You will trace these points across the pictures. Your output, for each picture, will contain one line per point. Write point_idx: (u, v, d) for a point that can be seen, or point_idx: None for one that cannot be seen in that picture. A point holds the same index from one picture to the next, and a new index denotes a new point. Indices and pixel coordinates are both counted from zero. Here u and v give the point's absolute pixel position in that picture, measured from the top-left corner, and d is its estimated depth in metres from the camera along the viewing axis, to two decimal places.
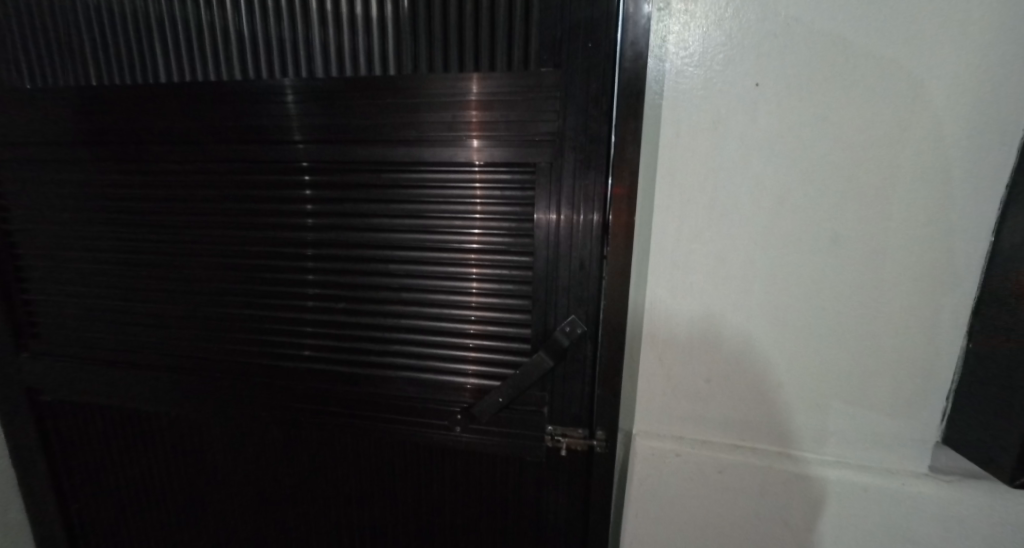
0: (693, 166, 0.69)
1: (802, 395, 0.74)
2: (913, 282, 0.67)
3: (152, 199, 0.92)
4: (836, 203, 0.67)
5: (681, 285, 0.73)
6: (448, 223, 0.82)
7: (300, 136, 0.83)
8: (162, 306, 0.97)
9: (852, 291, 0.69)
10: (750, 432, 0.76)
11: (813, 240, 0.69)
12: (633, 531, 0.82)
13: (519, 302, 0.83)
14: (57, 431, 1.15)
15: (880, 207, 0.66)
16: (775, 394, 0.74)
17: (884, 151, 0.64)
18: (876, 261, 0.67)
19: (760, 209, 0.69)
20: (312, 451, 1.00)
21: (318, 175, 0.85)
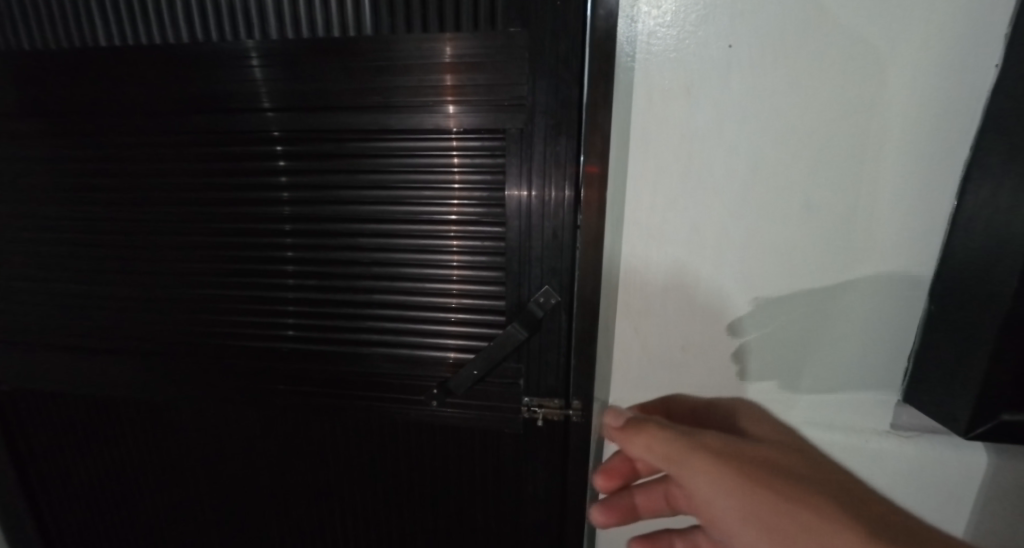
0: (666, 133, 0.67)
1: (774, 362, 0.75)
2: (881, 249, 0.68)
3: (104, 174, 0.88)
4: (808, 171, 0.66)
5: (655, 256, 0.72)
6: (419, 194, 0.79)
7: (269, 102, 0.79)
8: (122, 287, 0.93)
9: (822, 259, 0.69)
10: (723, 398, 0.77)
11: (784, 208, 0.68)
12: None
13: (492, 273, 0.81)
14: (22, 421, 1.12)
15: (851, 174, 0.66)
16: (747, 361, 0.75)
17: (855, 116, 0.63)
18: (846, 228, 0.68)
19: (733, 178, 0.68)
20: (288, 431, 0.99)
21: (289, 145, 0.81)
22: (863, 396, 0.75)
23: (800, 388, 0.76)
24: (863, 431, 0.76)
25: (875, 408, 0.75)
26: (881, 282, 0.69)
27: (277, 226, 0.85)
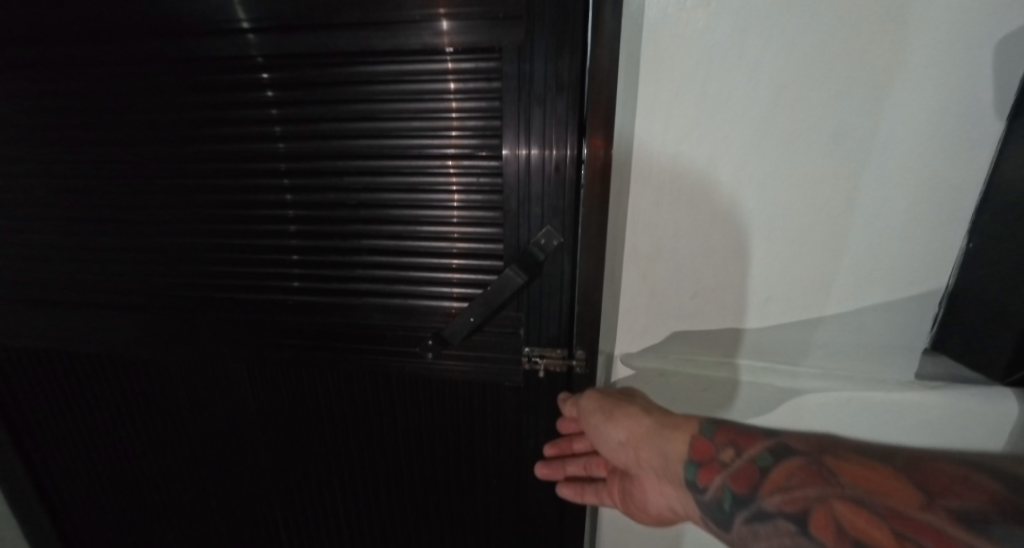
0: (683, 52, 0.60)
1: (791, 309, 0.70)
2: (918, 183, 0.61)
3: (61, 110, 0.80)
4: (839, 95, 0.59)
5: (667, 194, 0.66)
6: (407, 126, 0.71)
7: (247, 21, 0.70)
8: (95, 238, 0.88)
9: (852, 196, 0.63)
10: (733, 345, 0.74)
11: (811, 139, 0.61)
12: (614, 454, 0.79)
13: (489, 213, 0.74)
14: (8, 379, 1.09)
15: (890, 97, 0.58)
16: (762, 308, 0.71)
17: (896, 29, 0.55)
18: (877, 160, 0.61)
19: (755, 105, 0.61)
20: (281, 388, 0.96)
21: (276, 72, 0.72)
22: (887, 345, 0.71)
23: (817, 335, 0.71)
24: (886, 382, 0.72)
25: (899, 358, 0.71)
26: (914, 221, 0.63)
27: (272, 164, 0.77)
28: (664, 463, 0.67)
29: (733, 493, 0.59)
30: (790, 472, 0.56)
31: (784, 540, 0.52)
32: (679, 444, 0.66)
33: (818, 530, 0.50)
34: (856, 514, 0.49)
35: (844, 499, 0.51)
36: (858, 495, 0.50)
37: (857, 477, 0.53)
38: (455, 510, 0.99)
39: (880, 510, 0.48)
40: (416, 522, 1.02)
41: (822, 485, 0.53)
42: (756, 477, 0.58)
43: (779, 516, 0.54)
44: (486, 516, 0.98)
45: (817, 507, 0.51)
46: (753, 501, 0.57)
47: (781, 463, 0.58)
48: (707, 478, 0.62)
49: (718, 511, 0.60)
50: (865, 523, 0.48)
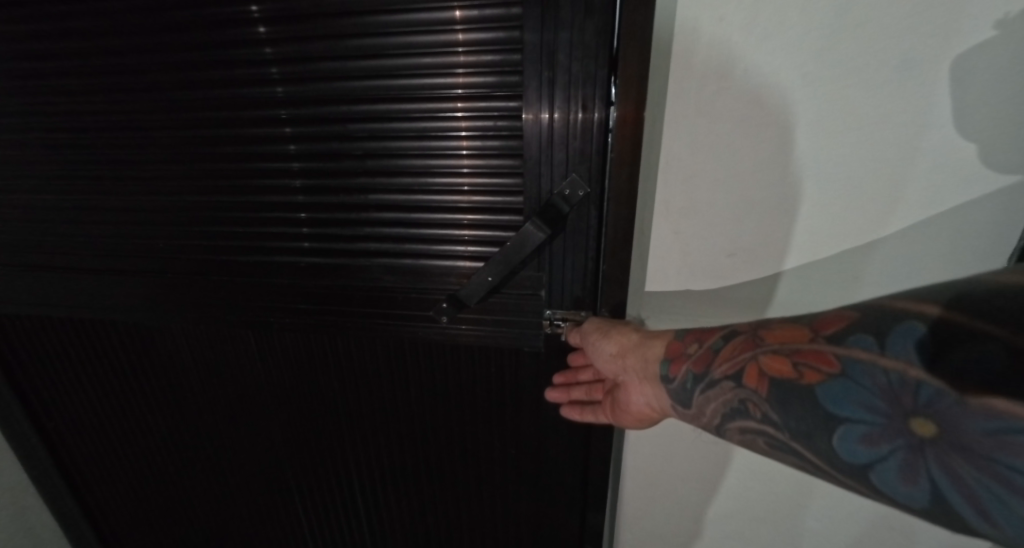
0: None
1: (840, 270, 0.61)
2: (1015, 121, 0.49)
3: (40, 57, 0.74)
4: (917, 9, 0.48)
5: (703, 140, 0.58)
6: (416, 64, 0.64)
7: None
8: (88, 198, 0.83)
9: (927, 139, 0.52)
10: (762, 302, 0.66)
11: (877, 67, 0.50)
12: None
13: (507, 163, 0.68)
14: (13, 348, 1.06)
15: (985, 13, 0.47)
16: (807, 270, 0.62)
17: None
18: (956, 92, 0.50)
19: (812, 30, 0.50)
20: (288, 354, 0.92)
21: (267, 4, 0.64)
22: None
23: (862, 294, 0.62)
24: None
25: None
26: (994, 165, 0.52)
27: (270, 112, 0.71)
28: (644, 364, 0.62)
29: (693, 376, 0.56)
30: (734, 345, 0.54)
31: (727, 397, 0.53)
32: (658, 345, 0.61)
33: (750, 382, 0.50)
34: (776, 360, 0.49)
35: (768, 354, 0.50)
36: (776, 346, 0.49)
37: (781, 335, 0.50)
38: (470, 477, 0.96)
39: (792, 351, 0.48)
40: (432, 489, 1.00)
41: (755, 348, 0.51)
42: (711, 358, 0.55)
43: (724, 381, 0.53)
44: (503, 482, 0.95)
45: (749, 365, 0.51)
46: (706, 376, 0.55)
47: (729, 341, 0.54)
48: (673, 369, 0.58)
49: (682, 395, 0.57)
50: (779, 365, 0.48)
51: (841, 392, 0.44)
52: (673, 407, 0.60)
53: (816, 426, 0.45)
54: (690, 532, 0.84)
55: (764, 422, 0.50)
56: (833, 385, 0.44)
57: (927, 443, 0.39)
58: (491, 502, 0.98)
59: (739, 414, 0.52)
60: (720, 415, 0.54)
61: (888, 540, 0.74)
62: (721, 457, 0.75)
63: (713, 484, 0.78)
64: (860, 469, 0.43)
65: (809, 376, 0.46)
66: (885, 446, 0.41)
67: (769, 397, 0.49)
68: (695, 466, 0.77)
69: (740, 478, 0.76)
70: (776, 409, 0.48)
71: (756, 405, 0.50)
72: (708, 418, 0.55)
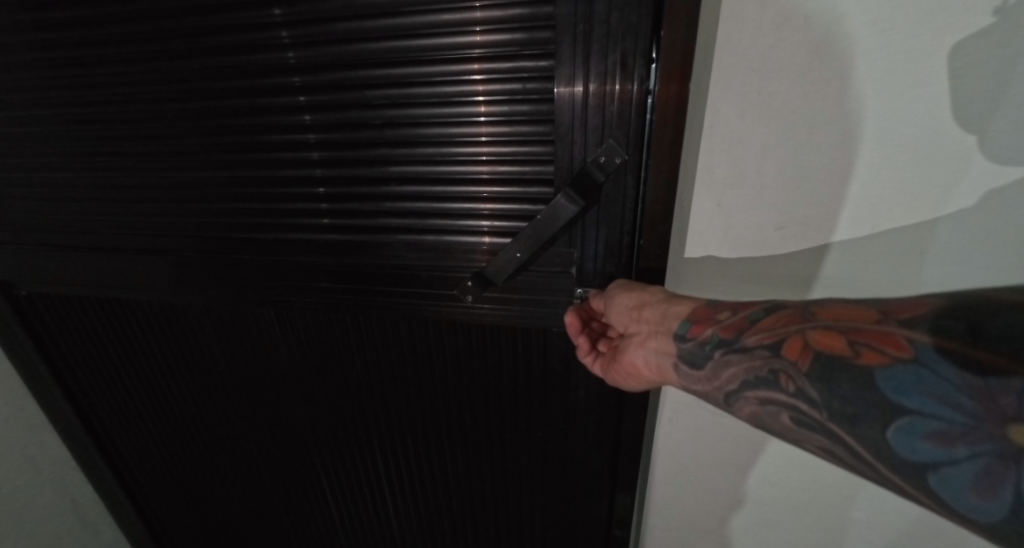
0: None
1: (899, 242, 0.53)
2: None
3: (54, 27, 0.71)
4: None
5: (755, 99, 0.51)
6: (438, 22, 0.60)
7: None
8: (108, 175, 0.81)
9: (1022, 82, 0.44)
10: (808, 275, 0.58)
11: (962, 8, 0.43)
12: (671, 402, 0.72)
13: (535, 130, 0.63)
14: (45, 326, 1.08)
15: None
16: (864, 243, 0.55)
17: None
18: None
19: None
20: (309, 332, 0.91)
21: None
22: None
23: (925, 274, 0.54)
24: None
25: None
26: None
27: (283, 79, 0.67)
28: (661, 320, 0.57)
29: (718, 340, 0.51)
30: (777, 317, 0.49)
31: (755, 365, 0.48)
32: (683, 306, 0.57)
33: (790, 354, 0.45)
34: (827, 336, 0.43)
35: (817, 329, 0.44)
36: (830, 322, 0.44)
37: (839, 314, 0.44)
38: (495, 460, 0.95)
39: (850, 330, 0.42)
40: (455, 471, 0.98)
41: (803, 321, 0.46)
42: (745, 327, 0.50)
43: (758, 348, 0.48)
44: (530, 465, 0.93)
45: (792, 337, 0.46)
46: (735, 341, 0.50)
47: (773, 313, 0.50)
48: (695, 330, 0.53)
49: (697, 355, 0.53)
50: (832, 342, 0.43)
51: (912, 381, 0.37)
52: (677, 367, 0.55)
53: (870, 412, 0.39)
54: (723, 520, 0.80)
55: (796, 397, 0.44)
56: (899, 370, 0.38)
57: (1023, 455, 0.32)
58: (517, 485, 0.97)
59: (767, 384, 0.46)
60: (739, 382, 0.49)
61: (943, 536, 0.69)
62: (758, 441, 0.71)
63: (750, 472, 0.73)
64: (917, 468, 0.36)
65: (868, 356, 0.40)
66: (961, 448, 0.35)
67: (812, 372, 0.43)
68: (730, 451, 0.73)
69: (779, 465, 0.71)
70: (817, 386, 0.42)
71: (791, 377, 0.44)
72: (720, 384, 0.51)
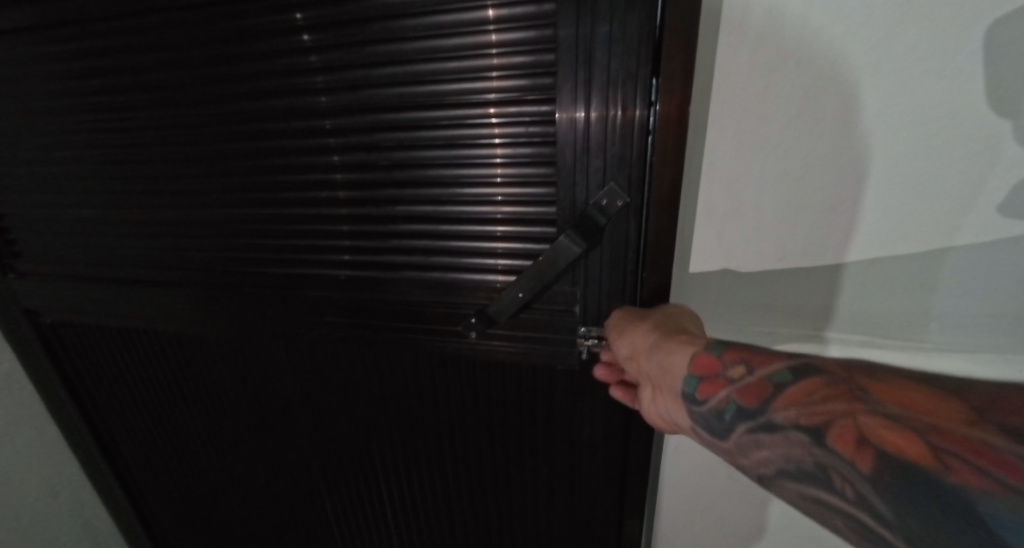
0: None
1: (898, 273, 0.54)
2: None
3: (90, 75, 0.76)
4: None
5: (751, 139, 0.52)
6: (455, 68, 0.61)
7: None
8: (132, 211, 0.85)
9: (1022, 122, 0.44)
10: (822, 308, 0.58)
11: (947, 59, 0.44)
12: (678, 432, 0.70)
13: (540, 173, 0.64)
14: (67, 354, 1.11)
15: None
16: (866, 277, 0.55)
17: None
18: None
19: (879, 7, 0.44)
20: (315, 364, 0.92)
21: (312, 9, 0.63)
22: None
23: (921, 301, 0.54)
24: None
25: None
26: None
27: (300, 123, 0.70)
28: (665, 374, 0.51)
29: (735, 407, 0.44)
30: (816, 388, 0.40)
31: (794, 454, 0.39)
32: (683, 357, 0.50)
33: (840, 445, 0.35)
34: (892, 433, 0.33)
35: (875, 417, 0.35)
36: (894, 410, 0.35)
37: (904, 399, 0.35)
38: (503, 496, 0.93)
39: (927, 427, 0.32)
40: (461, 505, 0.97)
41: (854, 403, 0.37)
42: (768, 393, 0.43)
43: (793, 431, 0.39)
44: (534, 502, 0.92)
45: (838, 421, 0.36)
46: (758, 413, 0.42)
47: (803, 380, 0.41)
48: (706, 391, 0.47)
49: (716, 425, 0.46)
50: (903, 442, 0.33)
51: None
52: (692, 429, 0.49)
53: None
54: None
55: (854, 506, 0.34)
56: (1008, 501, 0.27)
57: None
58: (526, 521, 0.95)
59: (811, 480, 0.37)
60: (773, 468, 0.40)
61: None
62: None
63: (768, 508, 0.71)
64: None
65: (957, 469, 0.30)
66: None
67: (875, 477, 0.33)
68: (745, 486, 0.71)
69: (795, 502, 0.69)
70: (886, 498, 0.32)
71: (846, 480, 0.34)
72: (751, 464, 0.42)
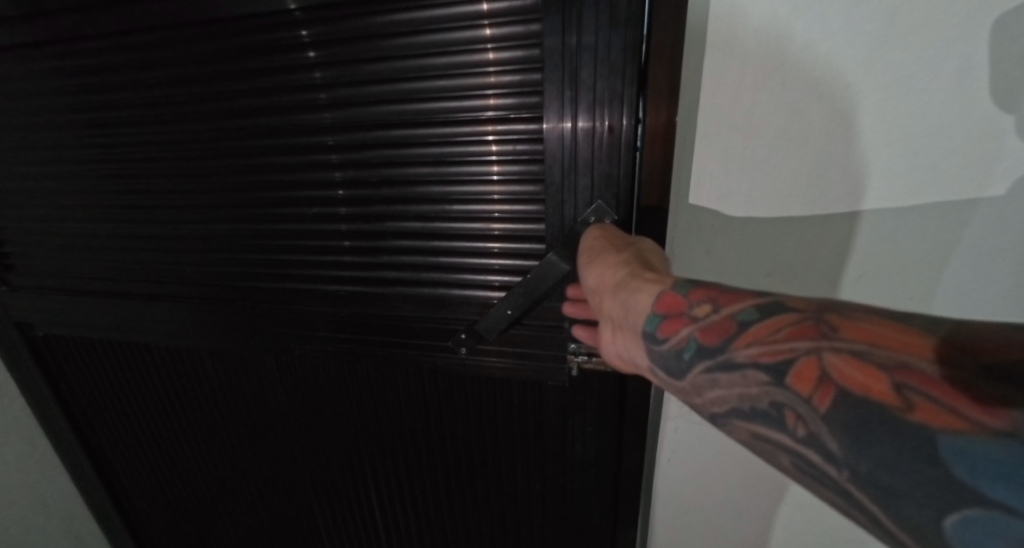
0: None
1: (892, 281, 0.54)
2: None
3: (86, 91, 0.76)
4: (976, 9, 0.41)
5: (738, 154, 0.52)
6: (451, 87, 0.61)
7: None
8: (126, 225, 0.85)
9: (1006, 140, 0.45)
10: (833, 273, 0.55)
11: (930, 77, 0.44)
12: (669, 446, 0.70)
13: (530, 190, 0.64)
14: (59, 366, 1.11)
15: None
16: (861, 284, 0.55)
17: None
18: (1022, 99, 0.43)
19: (864, 20, 0.43)
20: (306, 378, 0.91)
21: (317, 28, 0.63)
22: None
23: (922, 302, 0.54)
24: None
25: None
26: None
27: (296, 139, 0.70)
28: (626, 312, 0.48)
29: (696, 345, 0.41)
30: (783, 323, 0.37)
31: (751, 393, 0.36)
32: (645, 295, 0.46)
33: (802, 386, 0.33)
34: (861, 371, 0.31)
35: (841, 354, 0.33)
36: (864, 347, 0.32)
37: (873, 334, 0.33)
38: (495, 511, 0.92)
39: (898, 365, 0.30)
40: (452, 521, 0.96)
41: (820, 339, 0.34)
42: (732, 330, 0.39)
43: (752, 369, 0.37)
44: (526, 518, 0.91)
45: (803, 359, 0.34)
46: (718, 350, 0.39)
47: (770, 317, 0.38)
48: (667, 329, 0.43)
49: (670, 362, 0.43)
50: (868, 379, 0.31)
51: (995, 460, 0.26)
52: (648, 368, 0.46)
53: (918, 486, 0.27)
54: None
55: (805, 444, 0.33)
56: (979, 442, 0.26)
57: None
58: (520, 537, 0.94)
59: (766, 420, 0.35)
60: (727, 406, 0.38)
61: None
62: (770, 486, 0.68)
63: (764, 519, 0.71)
64: None
65: (924, 411, 0.28)
66: None
67: (833, 416, 0.31)
68: (740, 498, 0.70)
69: (791, 512, 0.69)
70: (840, 438, 0.31)
71: (799, 418, 0.33)
72: (704, 402, 0.40)
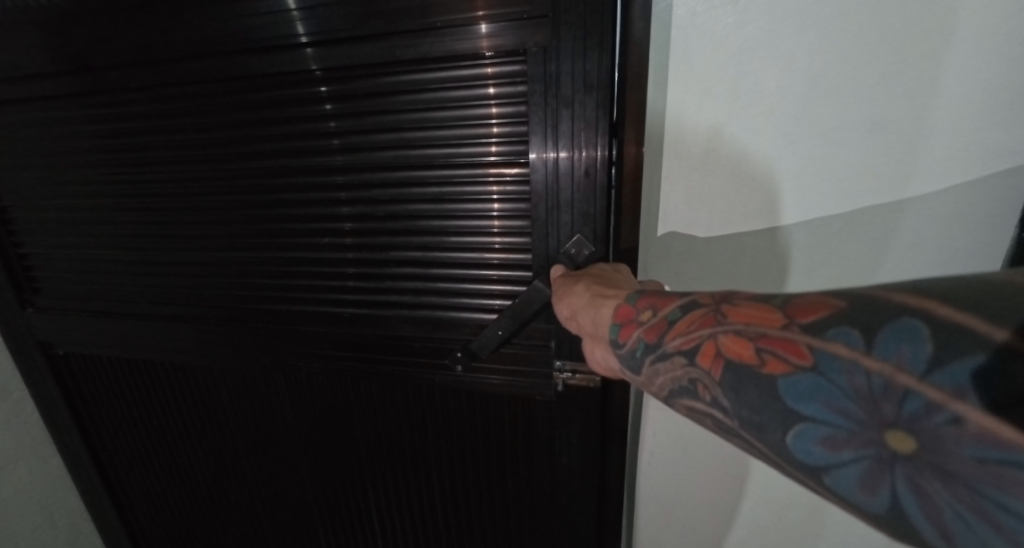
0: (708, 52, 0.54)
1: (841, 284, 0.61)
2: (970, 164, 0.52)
3: (120, 133, 0.84)
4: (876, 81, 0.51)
5: (697, 193, 0.60)
6: (451, 136, 0.69)
7: (305, 36, 0.70)
8: (150, 252, 0.92)
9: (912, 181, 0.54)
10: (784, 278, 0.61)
11: (848, 130, 0.53)
12: (650, 446, 0.78)
13: (519, 225, 0.72)
14: (75, 383, 1.16)
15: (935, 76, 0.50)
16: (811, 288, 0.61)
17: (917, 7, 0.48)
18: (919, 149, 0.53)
19: (800, 76, 0.52)
20: (314, 394, 0.97)
21: (335, 85, 0.72)
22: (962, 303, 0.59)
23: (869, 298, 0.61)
24: None
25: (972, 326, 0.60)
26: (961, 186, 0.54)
27: (314, 178, 0.78)
28: (595, 325, 0.56)
29: (644, 344, 0.49)
30: (692, 317, 0.46)
31: (677, 375, 0.46)
32: (607, 309, 0.55)
33: (704, 362, 0.43)
34: (737, 343, 0.42)
35: (729, 334, 0.42)
36: (740, 327, 0.42)
37: (748, 315, 0.43)
38: (486, 522, 0.97)
39: (757, 335, 0.41)
40: (447, 531, 1.01)
41: (714, 325, 0.44)
42: (665, 328, 0.48)
43: (676, 355, 0.46)
44: (516, 529, 0.96)
45: (706, 342, 0.44)
46: (656, 346, 0.48)
47: (687, 312, 0.47)
48: (624, 335, 0.51)
49: (632, 362, 0.51)
50: (739, 348, 0.41)
51: (808, 388, 0.37)
52: (622, 370, 0.54)
53: (771, 419, 0.38)
54: None
55: (713, 406, 0.43)
56: (798, 381, 0.37)
57: (900, 459, 0.33)
58: None
59: (688, 393, 0.45)
60: (668, 389, 0.47)
61: None
62: (737, 482, 0.76)
63: (729, 513, 0.79)
64: (812, 470, 0.36)
65: (772, 365, 0.39)
66: (847, 452, 0.35)
67: (723, 380, 0.42)
68: (710, 494, 0.78)
69: (757, 507, 0.77)
70: (728, 394, 0.41)
71: (707, 387, 0.43)
72: (657, 389, 0.48)
